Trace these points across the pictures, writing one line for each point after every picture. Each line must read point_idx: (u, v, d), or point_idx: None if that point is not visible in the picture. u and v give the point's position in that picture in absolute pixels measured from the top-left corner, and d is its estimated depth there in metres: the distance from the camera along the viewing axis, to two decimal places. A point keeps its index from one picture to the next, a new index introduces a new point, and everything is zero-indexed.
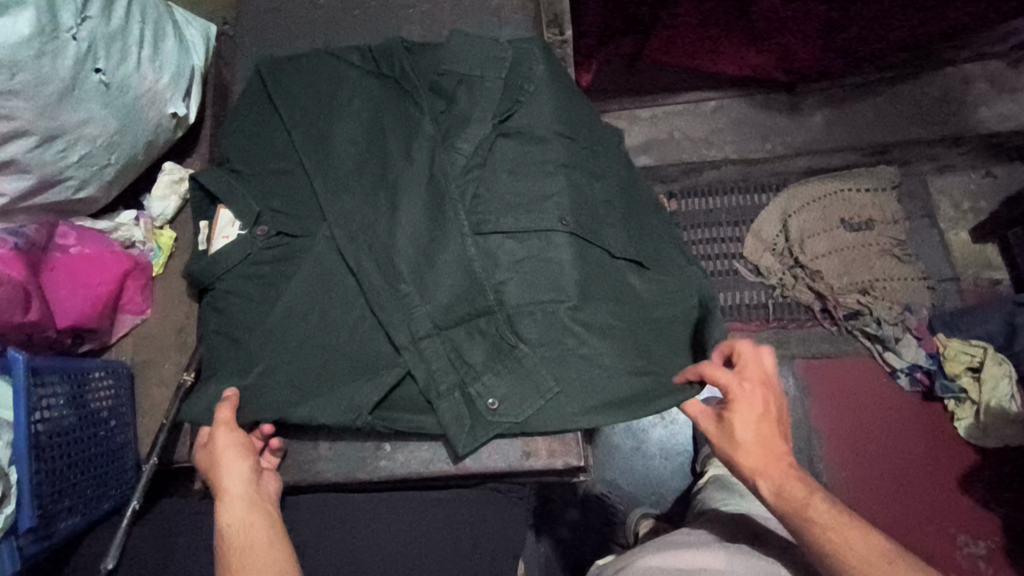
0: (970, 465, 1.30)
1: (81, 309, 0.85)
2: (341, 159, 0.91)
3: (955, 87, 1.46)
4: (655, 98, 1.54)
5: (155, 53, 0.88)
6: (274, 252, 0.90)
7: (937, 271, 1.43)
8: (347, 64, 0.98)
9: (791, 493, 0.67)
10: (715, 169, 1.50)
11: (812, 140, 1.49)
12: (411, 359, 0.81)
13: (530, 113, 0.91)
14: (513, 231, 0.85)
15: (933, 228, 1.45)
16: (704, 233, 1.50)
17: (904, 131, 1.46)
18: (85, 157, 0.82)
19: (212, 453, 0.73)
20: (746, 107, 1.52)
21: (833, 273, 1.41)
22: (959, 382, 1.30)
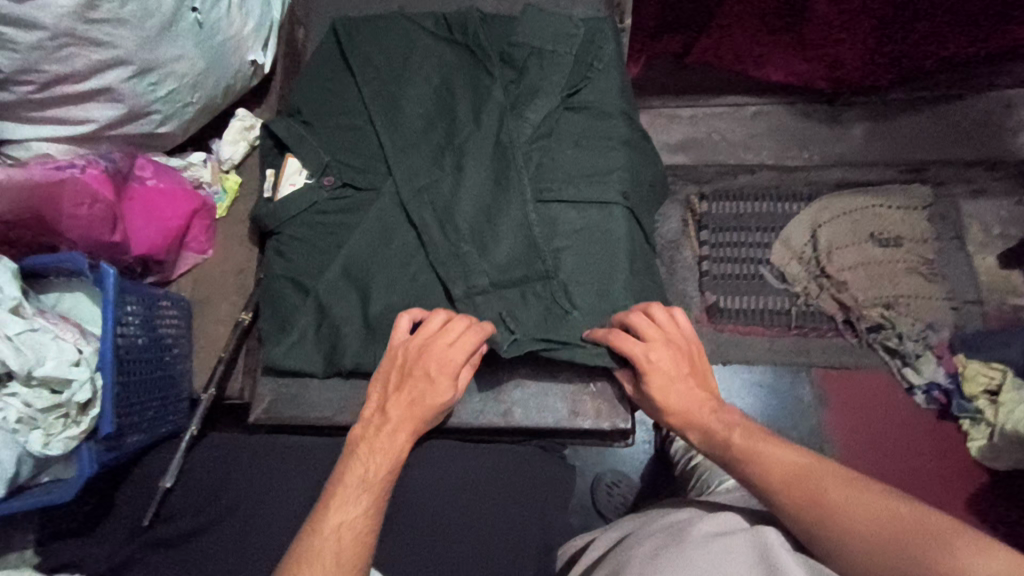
0: (980, 485, 1.32)
1: (155, 240, 0.89)
2: (409, 120, 0.93)
3: (997, 111, 1.50)
4: (695, 100, 1.58)
5: (243, 1, 0.91)
6: (339, 206, 0.92)
7: (962, 292, 1.44)
8: (420, 28, 0.99)
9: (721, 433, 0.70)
10: (749, 173, 1.54)
11: (849, 152, 1.53)
12: (469, 315, 0.83)
13: (598, 90, 0.93)
14: (576, 201, 0.87)
15: (961, 251, 1.47)
16: (730, 237, 1.50)
17: (944, 150, 1.50)
18: (171, 93, 0.85)
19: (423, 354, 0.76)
20: (787, 116, 1.56)
21: (859, 284, 1.43)
22: (975, 404, 1.31)
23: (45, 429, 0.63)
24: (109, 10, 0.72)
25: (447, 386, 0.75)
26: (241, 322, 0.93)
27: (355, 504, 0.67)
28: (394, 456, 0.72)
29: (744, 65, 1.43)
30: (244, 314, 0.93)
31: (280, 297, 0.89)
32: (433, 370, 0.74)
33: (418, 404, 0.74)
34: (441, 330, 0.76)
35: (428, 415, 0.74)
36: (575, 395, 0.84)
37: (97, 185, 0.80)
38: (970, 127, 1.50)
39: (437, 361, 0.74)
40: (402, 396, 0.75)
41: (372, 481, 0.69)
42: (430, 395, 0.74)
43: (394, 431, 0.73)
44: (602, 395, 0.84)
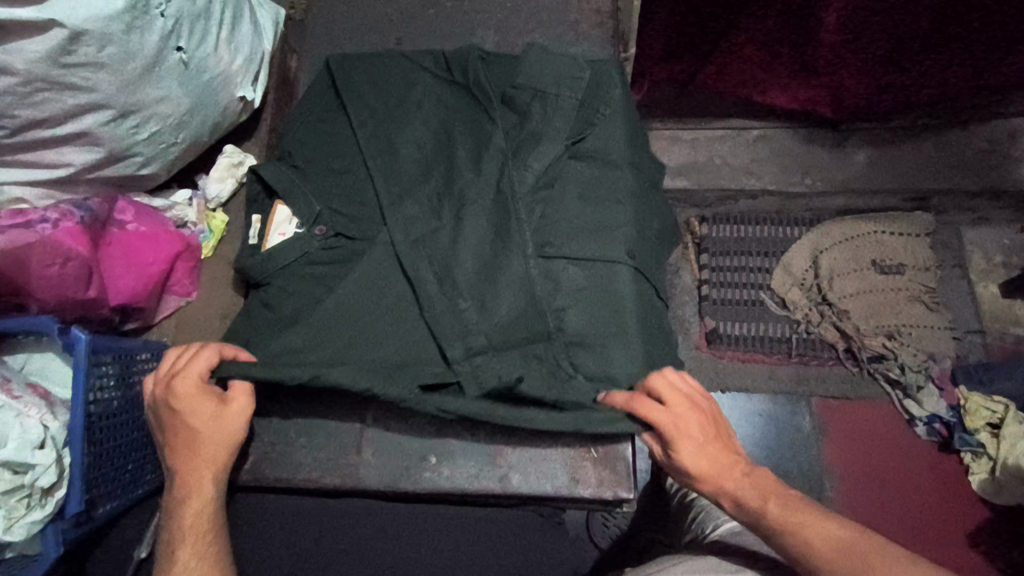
0: (981, 522, 1.27)
1: (134, 288, 0.84)
2: (406, 164, 0.91)
3: (1001, 140, 1.46)
4: (698, 122, 1.53)
5: (232, 36, 0.87)
6: (332, 252, 0.88)
7: (964, 322, 1.42)
8: (419, 67, 0.97)
9: (759, 506, 0.67)
10: (750, 199, 1.50)
11: (852, 178, 1.47)
12: (465, 377, 0.78)
13: (603, 136, 0.89)
14: (582, 262, 0.83)
15: (963, 278, 1.45)
16: (733, 260, 1.47)
17: (948, 179, 1.44)
18: (154, 134, 0.81)
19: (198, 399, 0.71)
20: (791, 139, 1.51)
21: (861, 312, 1.40)
22: (976, 437, 1.29)
23: (7, 512, 0.59)
24: (86, 54, 0.68)
25: (211, 402, 0.71)
26: None
27: (192, 538, 0.68)
28: (200, 486, 0.70)
29: (747, 92, 1.43)
30: None
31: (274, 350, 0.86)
32: (182, 393, 0.71)
33: (192, 429, 0.70)
34: (179, 357, 0.74)
35: (217, 436, 0.71)
36: (575, 458, 0.79)
37: (67, 240, 0.77)
38: (973, 157, 1.44)
39: (179, 382, 0.71)
40: (174, 425, 0.70)
41: (195, 511, 0.69)
42: (203, 417, 0.71)
43: (190, 461, 0.70)
44: (605, 461, 0.78)
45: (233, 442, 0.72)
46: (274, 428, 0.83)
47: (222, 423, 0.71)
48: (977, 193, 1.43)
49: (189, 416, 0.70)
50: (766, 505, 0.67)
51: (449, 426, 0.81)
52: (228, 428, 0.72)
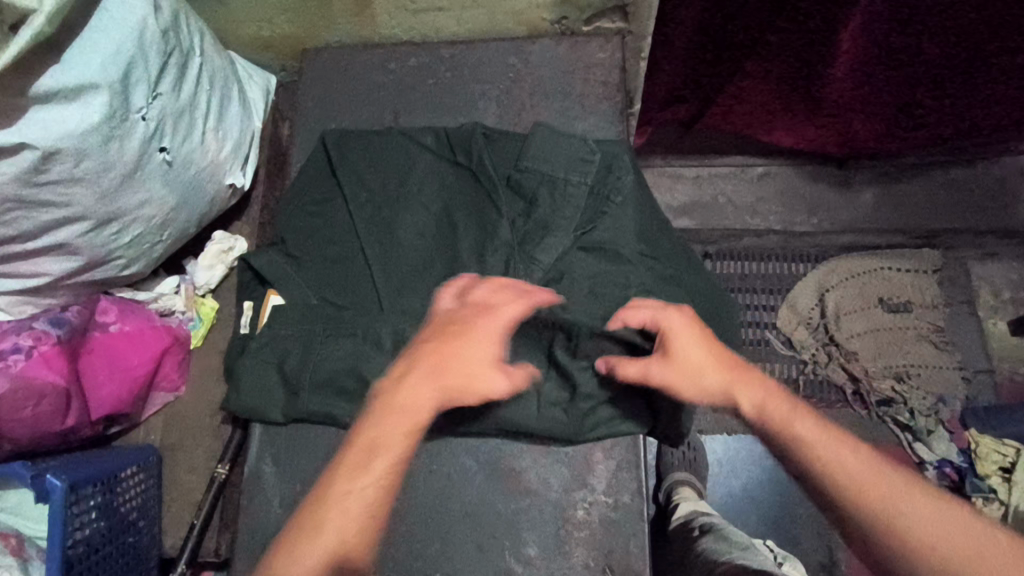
0: None
1: (118, 396, 0.80)
2: (406, 254, 0.88)
3: (1011, 178, 1.45)
4: (702, 159, 1.50)
5: (220, 122, 0.82)
6: (327, 351, 0.83)
7: (973, 362, 1.37)
8: (420, 146, 0.94)
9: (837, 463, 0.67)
10: (755, 238, 1.46)
11: (859, 219, 1.45)
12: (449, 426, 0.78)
13: (613, 226, 0.86)
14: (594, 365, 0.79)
15: (971, 316, 1.39)
16: (739, 298, 1.43)
17: (953, 220, 1.44)
18: (137, 237, 0.76)
19: (467, 326, 0.72)
20: (794, 177, 1.49)
21: (870, 353, 1.36)
22: (988, 483, 1.25)
23: None
24: (60, 171, 0.63)
25: (493, 347, 0.72)
26: (217, 477, 0.83)
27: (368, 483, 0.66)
28: (418, 409, 0.69)
29: (754, 131, 1.39)
30: (220, 467, 0.83)
31: (269, 457, 0.82)
32: (483, 325, 0.72)
33: (460, 367, 0.71)
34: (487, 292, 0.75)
35: (459, 378, 0.71)
36: None
37: (39, 370, 0.74)
38: (981, 198, 1.44)
39: (488, 320, 0.73)
40: (446, 351, 0.71)
41: (387, 444, 0.68)
42: (478, 366, 0.71)
43: (416, 392, 0.70)
44: None
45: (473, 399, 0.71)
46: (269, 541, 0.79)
47: (488, 368, 0.71)
48: (984, 231, 1.42)
49: (457, 352, 0.71)
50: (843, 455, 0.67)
51: (453, 539, 0.77)
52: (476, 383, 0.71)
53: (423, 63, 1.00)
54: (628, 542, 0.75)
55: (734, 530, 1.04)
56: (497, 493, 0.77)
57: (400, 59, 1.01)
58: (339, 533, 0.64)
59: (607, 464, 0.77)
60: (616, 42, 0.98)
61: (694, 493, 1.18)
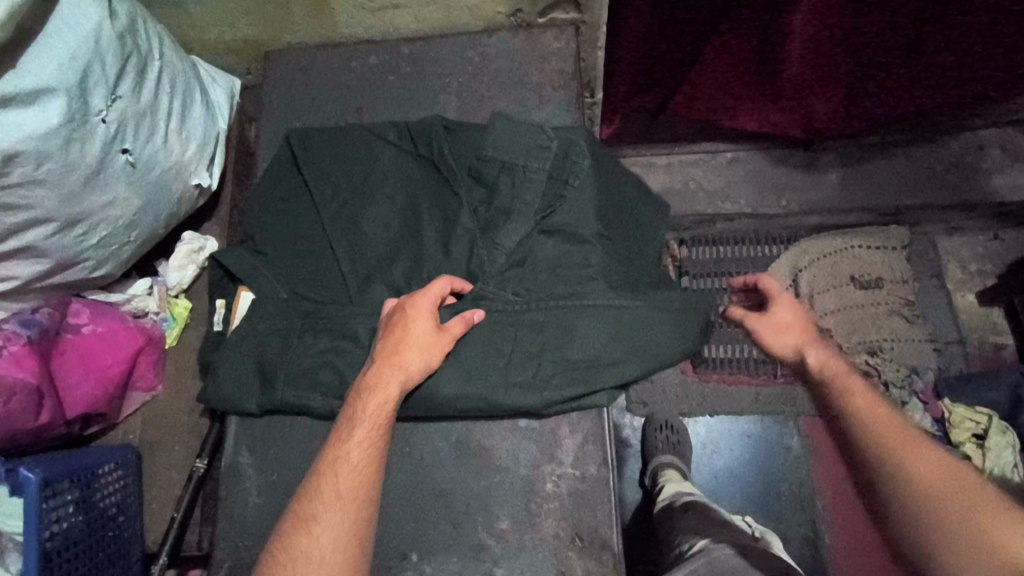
0: None
1: (94, 395, 0.82)
2: (373, 245, 0.91)
3: (970, 153, 1.48)
4: (672, 147, 1.56)
5: (183, 124, 0.84)
6: (300, 341, 0.85)
7: (943, 333, 1.42)
8: (382, 140, 0.96)
9: (869, 420, 0.75)
10: (728, 222, 1.51)
11: (825, 199, 1.50)
12: (420, 409, 0.80)
13: (573, 209, 0.89)
14: (559, 351, 0.82)
15: (941, 290, 1.45)
16: (715, 283, 1.46)
17: (919, 195, 1.47)
18: (104, 238, 0.78)
19: (408, 311, 0.78)
20: (763, 161, 1.53)
21: (843, 329, 1.41)
22: (963, 450, 1.29)
23: None
24: (21, 174, 0.65)
25: (427, 322, 0.77)
26: (194, 472, 0.85)
27: (354, 450, 0.72)
28: (386, 386, 0.74)
29: (718, 117, 1.44)
30: (198, 462, 0.85)
31: (245, 449, 0.84)
32: (410, 305, 0.78)
33: (408, 341, 0.76)
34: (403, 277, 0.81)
35: (415, 351, 0.76)
36: (560, 548, 0.76)
37: (10, 369, 0.75)
38: (944, 172, 1.48)
39: (414, 300, 0.78)
40: (388, 339, 0.77)
41: (366, 419, 0.73)
42: (427, 340, 0.77)
43: (379, 375, 0.75)
44: (591, 551, 0.75)
45: (431, 359, 0.77)
46: (248, 531, 0.80)
47: (433, 336, 0.77)
48: (948, 206, 1.45)
49: (405, 327, 0.77)
50: (880, 422, 0.74)
51: (427, 518, 0.79)
52: (428, 355, 0.77)
53: (384, 60, 1.03)
54: (597, 511, 0.77)
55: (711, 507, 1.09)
56: (469, 470, 0.80)
57: (361, 58, 1.03)
58: (344, 501, 0.70)
59: (574, 437, 0.80)
60: (569, 31, 1.00)
61: (678, 474, 1.21)
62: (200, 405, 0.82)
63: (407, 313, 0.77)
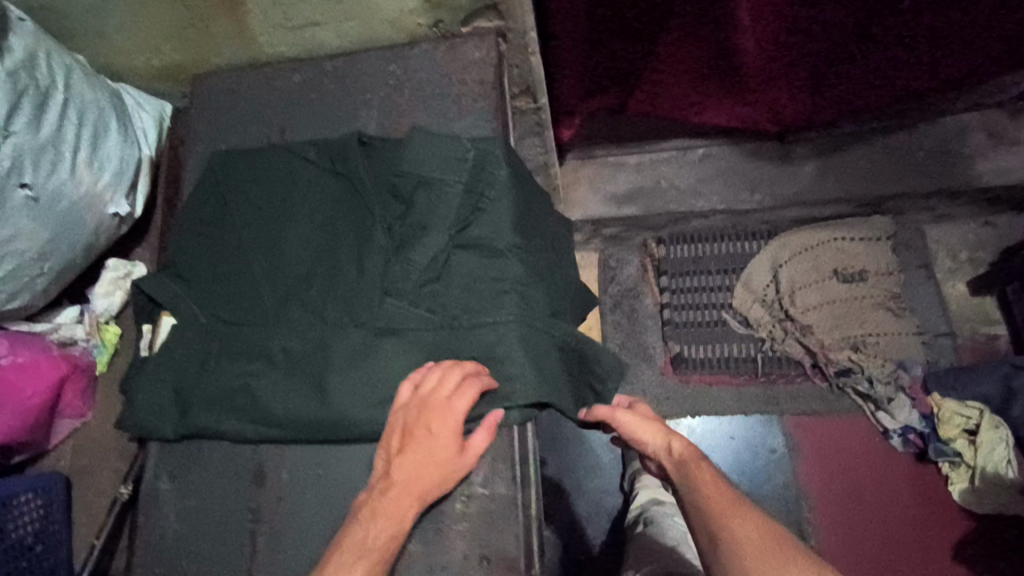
0: (966, 531, 1.24)
1: (14, 426, 0.82)
2: (292, 265, 0.90)
3: (952, 138, 1.41)
4: (642, 146, 1.53)
5: (94, 153, 0.84)
6: (216, 365, 0.85)
7: (933, 325, 1.37)
8: (302, 159, 0.96)
9: (700, 492, 0.72)
10: (703, 219, 1.46)
11: (802, 192, 1.43)
12: (330, 430, 0.80)
13: (489, 222, 0.88)
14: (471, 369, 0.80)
15: (929, 281, 1.41)
16: (692, 281, 1.47)
17: (902, 184, 1.39)
18: (13, 271, 0.79)
19: (438, 400, 0.75)
20: (736, 156, 1.49)
21: (825, 325, 1.36)
22: (953, 446, 1.25)
23: None
24: None
25: (451, 443, 0.75)
26: (119, 497, 0.86)
27: (374, 542, 0.70)
28: (409, 478, 0.73)
29: (683, 115, 1.38)
30: (123, 487, 0.86)
31: (165, 474, 0.84)
32: (437, 422, 0.75)
33: (428, 463, 0.74)
34: (440, 382, 0.76)
35: (434, 474, 0.74)
36: (469, 568, 0.76)
37: None
38: (925, 158, 1.40)
39: (441, 417, 0.75)
40: (407, 459, 0.74)
41: (375, 549, 0.70)
42: (451, 432, 0.75)
43: (396, 502, 0.72)
44: (501, 571, 0.75)
45: (447, 482, 0.75)
46: (167, 557, 0.81)
47: (455, 459, 0.75)
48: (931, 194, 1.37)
49: (435, 417, 0.75)
50: (718, 502, 0.71)
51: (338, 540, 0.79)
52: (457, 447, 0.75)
53: (308, 78, 1.02)
54: (505, 530, 0.77)
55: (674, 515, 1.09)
56: None
57: (284, 77, 1.03)
58: None
59: (485, 456, 0.79)
60: (490, 40, 0.98)
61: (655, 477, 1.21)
62: (116, 431, 0.83)
63: (438, 401, 0.75)
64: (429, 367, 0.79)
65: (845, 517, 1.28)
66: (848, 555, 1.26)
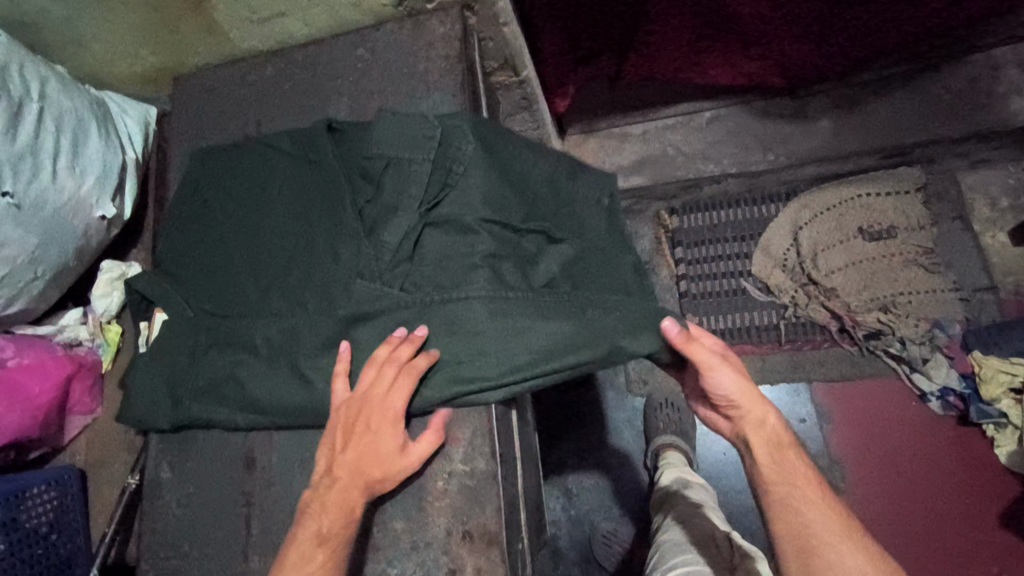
0: (1015, 497, 1.16)
1: (24, 424, 0.87)
2: (271, 255, 0.91)
3: (983, 76, 1.29)
4: (645, 113, 1.46)
5: (75, 159, 0.88)
6: (205, 357, 0.87)
7: (970, 279, 1.27)
8: (277, 150, 0.97)
9: (801, 502, 0.71)
10: (715, 184, 1.42)
11: (819, 146, 1.36)
12: (311, 415, 0.81)
13: (459, 199, 0.87)
14: (445, 350, 0.79)
15: (966, 232, 1.29)
16: (707, 250, 1.41)
17: (926, 130, 1.30)
18: (6, 277, 0.83)
19: (375, 395, 0.75)
20: (747, 115, 1.41)
21: (852, 287, 1.29)
22: (997, 407, 1.16)
23: None
24: None
25: (392, 437, 0.74)
26: (126, 487, 0.90)
27: (328, 533, 0.71)
28: (353, 474, 0.73)
29: (686, 74, 1.29)
30: (130, 478, 0.90)
31: (165, 463, 0.88)
32: (375, 419, 0.74)
33: (370, 458, 0.73)
34: (377, 378, 0.76)
35: (378, 468, 0.74)
36: (452, 545, 0.75)
37: None
38: (952, 101, 1.29)
39: (381, 413, 0.74)
40: (350, 455, 0.74)
41: (331, 538, 0.71)
42: (391, 426, 0.74)
43: (343, 493, 0.73)
44: (481, 548, 0.74)
45: (393, 477, 0.75)
46: (169, 542, 0.84)
47: (397, 453, 0.75)
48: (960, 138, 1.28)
49: (373, 412, 0.74)
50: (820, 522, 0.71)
51: None
52: (399, 439, 0.75)
53: (281, 69, 1.04)
54: (486, 506, 0.76)
55: (700, 494, 1.07)
56: None
57: (258, 71, 1.05)
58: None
59: (462, 433, 0.79)
60: (454, 13, 0.97)
61: (681, 456, 1.19)
62: (115, 422, 0.87)
63: (373, 397, 0.75)
64: (368, 362, 0.77)
65: (883, 486, 1.22)
66: (888, 526, 1.20)
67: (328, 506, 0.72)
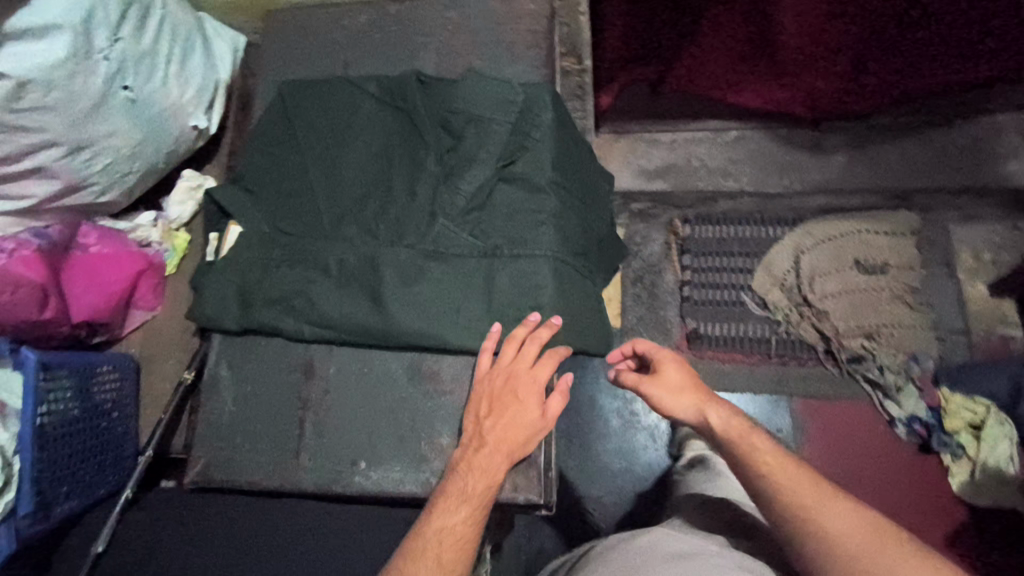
0: (958, 525, 1.29)
1: (98, 306, 0.94)
2: (349, 186, 0.98)
3: (986, 137, 1.43)
4: (677, 124, 1.54)
5: (183, 69, 0.94)
6: (278, 271, 0.94)
7: (948, 322, 1.39)
8: (363, 92, 1.03)
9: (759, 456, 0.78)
10: (731, 200, 1.50)
11: (829, 180, 1.48)
12: (377, 333, 0.88)
13: (532, 161, 0.95)
14: (510, 291, 0.89)
15: (949, 278, 1.42)
16: (715, 261, 1.48)
17: (929, 178, 1.44)
18: (107, 166, 0.89)
19: (519, 370, 0.83)
20: (768, 141, 1.51)
21: (842, 313, 1.40)
22: (957, 438, 1.30)
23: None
24: (34, 99, 0.74)
25: (535, 407, 0.82)
26: (182, 381, 0.95)
27: (463, 488, 0.77)
28: (500, 438, 0.80)
29: (720, 93, 1.39)
30: (187, 372, 0.95)
31: (225, 362, 0.93)
32: (521, 389, 0.82)
33: (515, 425, 0.81)
34: (520, 353, 0.84)
35: (522, 435, 0.81)
36: None
37: (20, 269, 0.84)
38: (959, 157, 1.44)
39: (525, 383, 0.82)
40: (499, 421, 0.81)
41: (471, 496, 0.76)
42: (535, 397, 0.82)
43: (488, 457, 0.79)
44: (520, 470, 0.85)
45: (533, 441, 0.82)
46: (222, 432, 0.90)
47: (539, 421, 0.82)
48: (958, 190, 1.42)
49: (520, 383, 0.82)
50: (791, 476, 0.75)
51: (377, 431, 0.88)
52: (543, 409, 0.82)
53: (373, 19, 1.10)
54: None
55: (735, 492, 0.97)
56: (419, 392, 0.88)
57: (351, 17, 1.11)
58: (457, 526, 0.74)
59: None
60: None
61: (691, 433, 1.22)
62: (184, 318, 0.93)
63: (517, 369, 0.83)
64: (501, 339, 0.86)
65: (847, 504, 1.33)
66: None
67: (472, 466, 0.78)
